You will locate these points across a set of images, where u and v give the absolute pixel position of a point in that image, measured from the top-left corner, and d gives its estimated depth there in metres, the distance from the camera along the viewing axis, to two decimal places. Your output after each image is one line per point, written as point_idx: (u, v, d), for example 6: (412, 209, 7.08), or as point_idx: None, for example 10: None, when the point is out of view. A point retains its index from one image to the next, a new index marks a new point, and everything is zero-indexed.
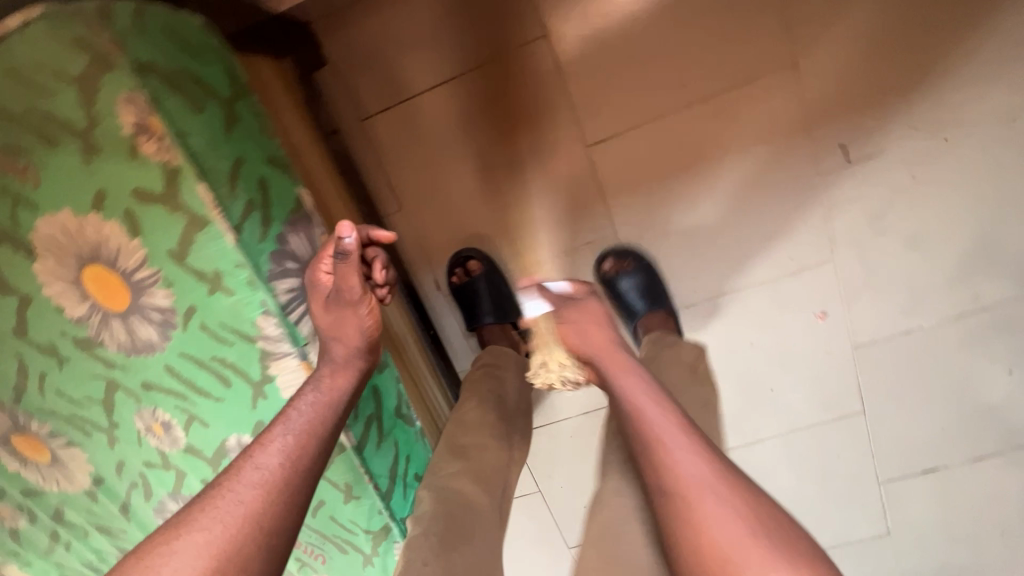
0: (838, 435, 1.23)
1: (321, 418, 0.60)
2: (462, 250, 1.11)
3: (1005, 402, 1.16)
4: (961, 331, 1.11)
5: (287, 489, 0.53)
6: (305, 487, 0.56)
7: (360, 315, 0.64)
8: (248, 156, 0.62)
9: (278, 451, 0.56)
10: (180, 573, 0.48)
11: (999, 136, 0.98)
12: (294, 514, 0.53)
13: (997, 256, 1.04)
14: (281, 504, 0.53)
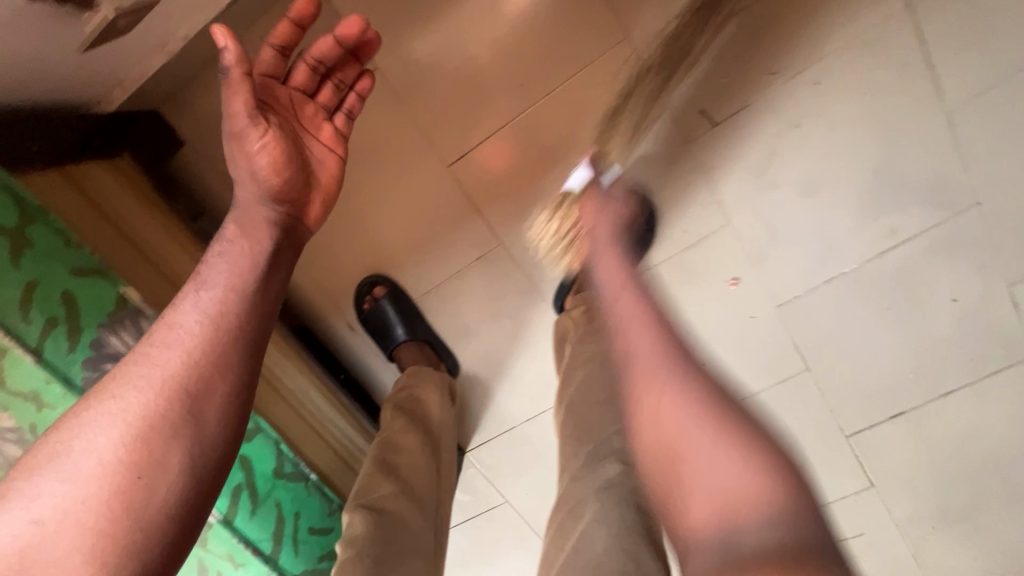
0: (789, 397, 1.18)
1: (237, 273, 0.67)
2: (368, 277, 1.13)
3: (959, 333, 1.08)
4: (887, 268, 1.04)
5: (207, 341, 0.61)
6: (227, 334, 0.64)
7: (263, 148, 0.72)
8: (44, 277, 0.71)
9: (197, 307, 0.64)
10: (116, 407, 0.57)
11: (870, 64, 0.91)
12: (219, 359, 0.62)
13: (899, 183, 0.98)
14: (205, 349, 0.62)
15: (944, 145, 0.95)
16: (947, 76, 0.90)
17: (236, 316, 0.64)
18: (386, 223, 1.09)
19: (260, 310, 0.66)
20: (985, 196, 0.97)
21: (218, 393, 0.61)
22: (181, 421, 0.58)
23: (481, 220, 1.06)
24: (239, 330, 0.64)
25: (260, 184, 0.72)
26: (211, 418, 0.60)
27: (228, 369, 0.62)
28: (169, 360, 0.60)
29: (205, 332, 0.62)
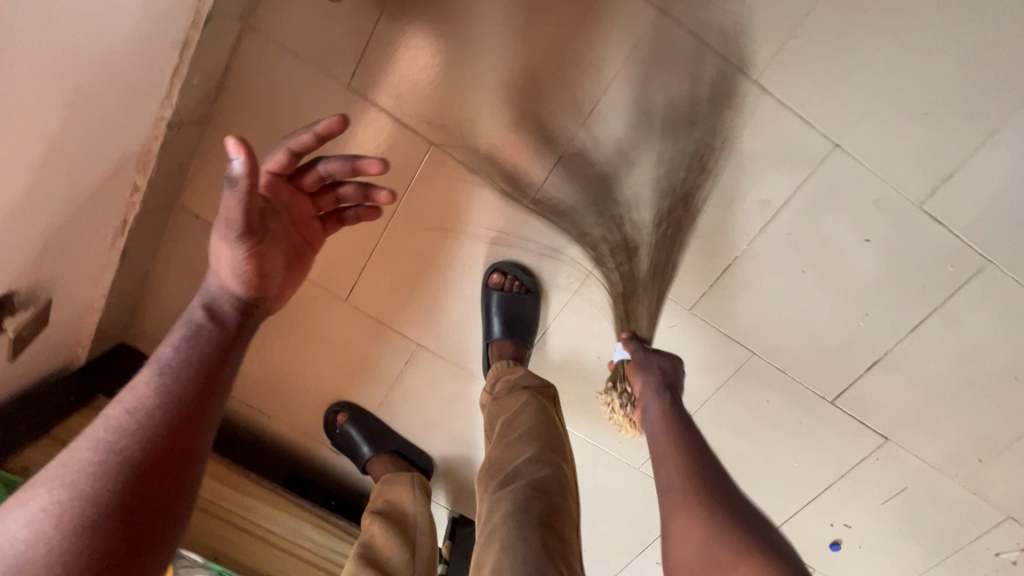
0: (749, 386, 1.15)
1: (199, 354, 0.52)
2: (331, 406, 1.25)
3: (889, 264, 1.01)
4: (779, 236, 1.01)
5: (148, 445, 0.45)
6: (179, 438, 0.47)
7: (235, 255, 0.60)
8: None
9: (149, 393, 0.48)
10: (37, 520, 0.40)
11: (653, 72, 0.92)
12: (156, 479, 0.44)
13: (748, 157, 0.96)
14: (149, 455, 0.45)
15: (771, 108, 0.93)
16: (736, 49, 0.90)
17: (202, 407, 0.49)
18: (320, 364, 1.21)
19: (219, 395, 0.51)
20: (841, 135, 0.94)
21: (150, 513, 0.43)
22: (121, 534, 0.41)
23: (394, 331, 1.16)
24: (190, 424, 0.48)
25: (235, 280, 0.60)
26: (161, 531, 0.44)
27: (187, 469, 0.47)
28: (119, 447, 0.44)
29: (170, 420, 0.47)
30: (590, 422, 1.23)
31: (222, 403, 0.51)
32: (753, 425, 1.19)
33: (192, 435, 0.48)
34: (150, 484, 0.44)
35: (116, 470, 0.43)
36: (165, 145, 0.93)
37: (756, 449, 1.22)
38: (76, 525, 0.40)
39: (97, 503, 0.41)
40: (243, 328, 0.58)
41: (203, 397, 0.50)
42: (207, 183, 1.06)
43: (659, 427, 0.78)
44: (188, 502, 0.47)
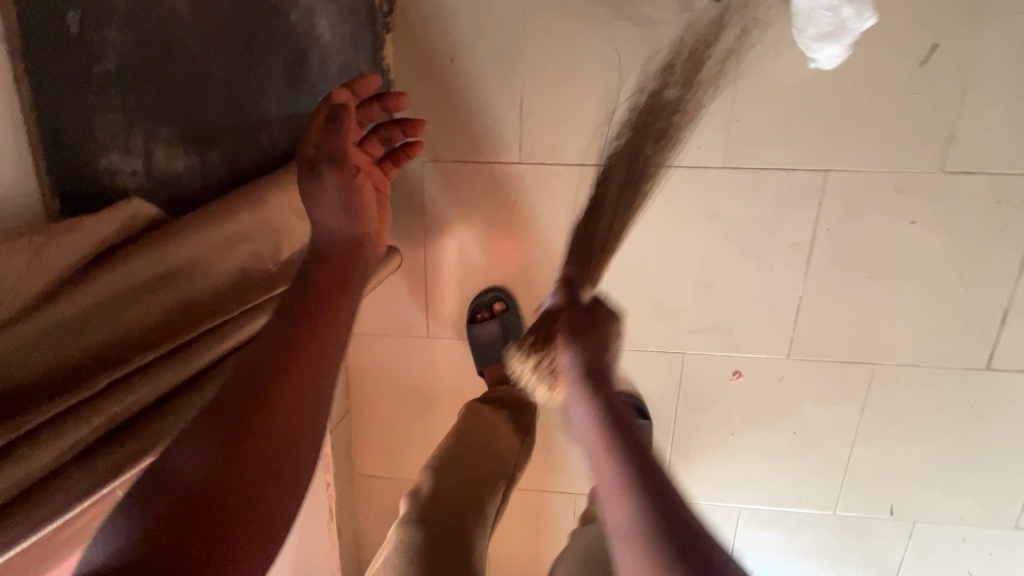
0: (892, 392, 1.13)
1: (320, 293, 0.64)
2: (488, 292, 1.17)
3: (952, 230, 1.01)
4: (828, 262, 1.06)
5: (286, 362, 0.58)
6: (307, 359, 0.59)
7: (339, 181, 0.70)
8: None
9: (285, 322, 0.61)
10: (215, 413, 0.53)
11: (638, 207, 1.08)
12: (291, 392, 0.57)
13: (756, 221, 1.05)
14: (290, 371, 0.57)
15: (749, 176, 1.03)
16: (693, 154, 1.03)
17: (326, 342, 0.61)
18: (508, 547, 1.36)
19: (331, 353, 0.61)
20: (825, 162, 1.01)
21: (283, 428, 0.55)
22: (262, 460, 0.52)
23: (551, 495, 1.30)
24: (315, 352, 0.60)
25: (335, 221, 0.71)
26: (293, 467, 0.55)
27: (304, 420, 0.57)
28: (269, 365, 0.57)
29: (301, 348, 0.59)
30: (763, 493, 1.24)
31: (338, 334, 0.63)
32: (924, 423, 1.14)
33: (315, 361, 0.60)
34: (279, 421, 0.55)
35: (268, 380, 0.56)
36: (332, 444, 1.23)
37: (943, 443, 1.15)
38: (230, 446, 0.52)
39: (248, 419, 0.53)
40: (348, 255, 0.70)
41: (325, 329, 0.62)
42: (367, 451, 1.32)
43: (604, 484, 0.57)
44: (314, 421, 0.58)
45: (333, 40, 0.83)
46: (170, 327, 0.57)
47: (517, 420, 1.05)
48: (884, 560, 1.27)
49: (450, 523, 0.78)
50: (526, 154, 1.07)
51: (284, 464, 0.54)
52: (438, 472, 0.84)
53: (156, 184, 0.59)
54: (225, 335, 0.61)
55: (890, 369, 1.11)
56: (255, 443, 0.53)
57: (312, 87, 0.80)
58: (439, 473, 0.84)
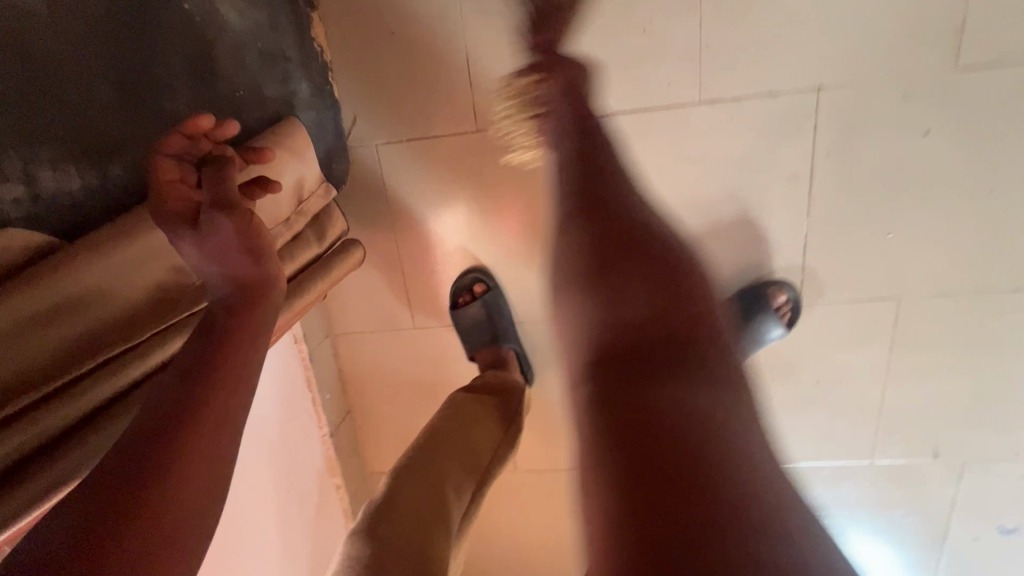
0: (921, 325, 1.02)
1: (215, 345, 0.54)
2: (468, 271, 1.10)
3: (974, 136, 0.88)
4: (833, 193, 0.94)
5: (181, 426, 0.48)
6: (207, 421, 0.50)
7: (229, 232, 0.57)
8: None
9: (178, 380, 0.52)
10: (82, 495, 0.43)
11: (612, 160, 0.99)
12: (182, 462, 0.47)
13: (746, 157, 0.94)
14: (186, 436, 0.48)
15: (732, 108, 0.92)
16: (665, 93, 0.93)
17: (227, 400, 0.52)
18: (529, 526, 1.33)
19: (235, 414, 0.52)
20: (817, 78, 0.89)
21: (170, 505, 0.45)
22: (158, 523, 0.44)
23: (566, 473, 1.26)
24: (215, 412, 0.51)
25: (229, 271, 0.59)
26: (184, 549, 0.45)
27: (202, 499, 0.47)
28: (154, 430, 0.47)
29: (198, 408, 0.50)
30: (789, 448, 1.16)
31: (239, 393, 0.53)
32: (963, 356, 1.03)
33: (215, 421, 0.50)
34: (181, 474, 0.46)
35: (154, 449, 0.46)
36: (335, 446, 1.21)
37: (987, 376, 1.04)
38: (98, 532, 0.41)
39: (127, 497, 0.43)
40: (245, 307, 0.58)
41: (228, 385, 0.53)
42: (374, 449, 1.30)
43: (566, 304, 0.70)
44: (207, 496, 0.48)
45: (242, 26, 0.76)
46: (70, 359, 0.53)
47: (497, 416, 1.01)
48: (933, 507, 1.17)
49: (405, 534, 0.77)
50: (483, 121, 1.00)
51: (187, 523, 0.46)
52: (400, 476, 0.84)
53: (42, 203, 0.54)
54: (130, 367, 0.57)
55: (916, 301, 1.00)
56: (133, 530, 0.42)
57: (223, 81, 0.74)
58: (402, 478, 0.84)
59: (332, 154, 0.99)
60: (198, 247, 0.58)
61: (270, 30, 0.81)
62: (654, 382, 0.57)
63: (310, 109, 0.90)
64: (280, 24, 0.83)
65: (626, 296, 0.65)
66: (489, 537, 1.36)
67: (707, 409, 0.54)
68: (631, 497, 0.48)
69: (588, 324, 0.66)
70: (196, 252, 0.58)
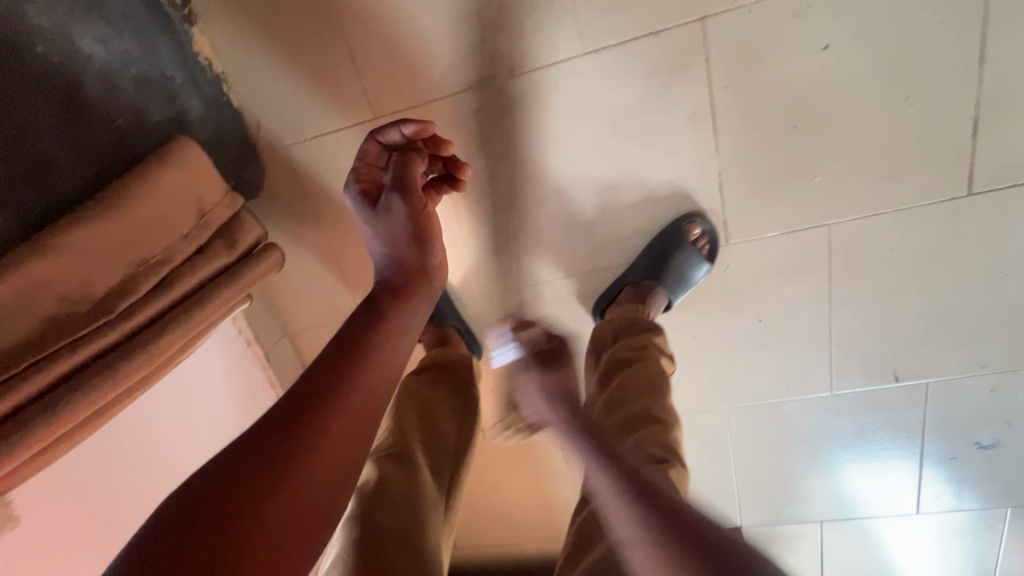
0: (857, 248, 0.98)
1: (328, 370, 0.62)
2: None
3: (877, 42, 0.83)
4: (739, 125, 0.90)
5: (301, 441, 0.55)
6: (321, 442, 0.56)
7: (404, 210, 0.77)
8: None
9: (300, 394, 0.59)
10: (212, 485, 0.51)
11: (510, 126, 0.97)
12: (305, 477, 0.53)
13: (643, 102, 0.91)
14: (304, 449, 0.55)
15: (618, 54, 0.89)
16: (548, 49, 0.90)
17: (341, 426, 0.58)
18: (511, 490, 1.39)
19: (335, 427, 0.58)
20: (698, 8, 0.84)
21: (284, 513, 0.51)
22: (274, 526, 0.50)
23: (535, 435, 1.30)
24: (329, 435, 0.57)
25: (396, 248, 0.78)
26: (298, 546, 0.51)
27: (311, 505, 0.53)
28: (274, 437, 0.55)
29: (318, 425, 0.57)
30: (746, 389, 1.15)
31: (344, 416, 0.59)
32: (908, 274, 0.99)
33: (327, 441, 0.56)
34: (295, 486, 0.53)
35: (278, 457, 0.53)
36: None
37: (939, 291, 1.00)
38: (223, 515, 0.49)
39: (243, 492, 0.50)
40: (402, 282, 0.76)
41: (342, 409, 0.59)
42: None
43: (620, 519, 0.61)
44: (319, 510, 0.53)
45: (109, 57, 0.79)
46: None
47: (452, 384, 1.04)
48: (905, 428, 1.15)
49: (401, 519, 0.75)
50: (377, 106, 0.98)
51: (304, 534, 0.52)
52: (380, 462, 0.82)
53: None
54: (51, 367, 0.62)
55: (846, 223, 0.96)
56: (256, 522, 0.49)
57: (98, 112, 0.78)
58: (386, 464, 0.81)
59: (240, 162, 1.01)
60: (375, 223, 0.79)
61: (143, 52, 0.84)
62: None
63: (205, 125, 0.94)
64: (154, 47, 0.86)
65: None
66: (477, 503, 1.42)
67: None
68: None
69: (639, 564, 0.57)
70: (376, 227, 0.79)
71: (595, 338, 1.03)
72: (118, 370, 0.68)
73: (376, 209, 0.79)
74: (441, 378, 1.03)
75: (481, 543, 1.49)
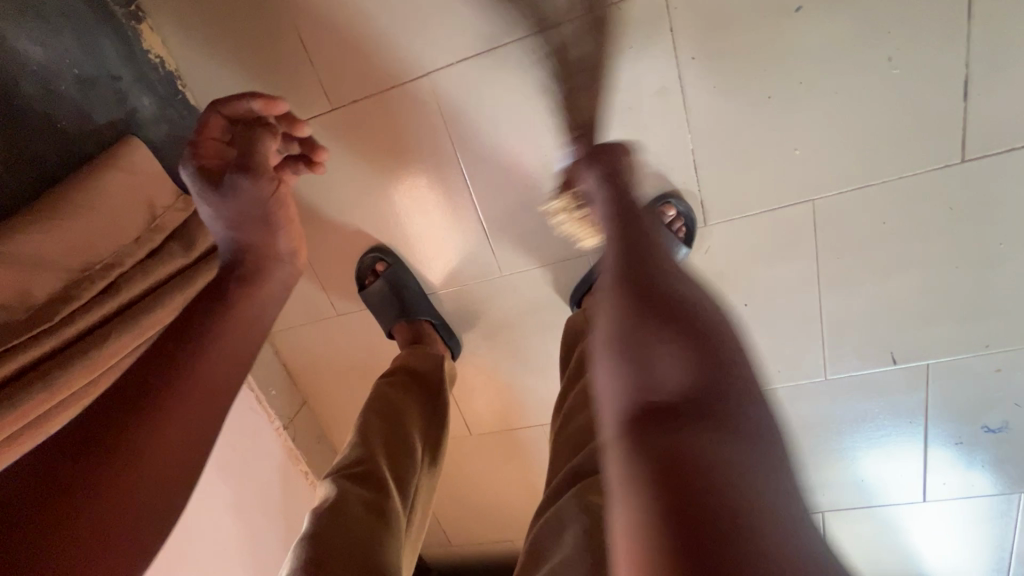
0: (844, 225, 0.92)
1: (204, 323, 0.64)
2: (366, 254, 1.09)
3: (853, 1, 0.77)
4: (709, 99, 0.85)
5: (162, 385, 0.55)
6: (183, 387, 0.56)
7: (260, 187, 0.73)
8: None
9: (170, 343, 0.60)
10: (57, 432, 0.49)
11: (471, 110, 0.93)
12: (161, 421, 0.53)
13: (606, 78, 0.87)
14: (164, 392, 0.55)
15: (577, 28, 0.84)
16: (503, 28, 0.86)
17: (208, 375, 0.59)
18: (501, 485, 1.36)
19: (202, 375, 0.59)
20: None
21: (139, 459, 0.49)
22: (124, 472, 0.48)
23: (521, 430, 1.27)
24: (191, 382, 0.57)
25: (226, 223, 0.75)
26: (153, 493, 0.50)
27: (166, 452, 0.52)
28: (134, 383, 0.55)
29: (181, 369, 0.57)
30: None
31: (210, 366, 0.60)
32: (899, 250, 0.93)
33: (189, 387, 0.57)
34: (152, 429, 0.52)
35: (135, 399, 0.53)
36: (293, 437, 1.27)
37: (933, 267, 0.94)
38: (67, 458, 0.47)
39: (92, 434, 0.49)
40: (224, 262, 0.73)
41: (208, 359, 0.60)
42: (339, 434, 1.36)
43: (606, 371, 0.49)
44: (177, 458, 0.53)
45: (48, 57, 0.77)
46: None
47: (421, 390, 1.01)
48: (906, 413, 1.09)
49: (356, 534, 0.70)
50: (333, 97, 0.94)
51: (141, 496, 0.49)
52: (337, 479, 0.77)
53: None
54: None
55: (830, 198, 0.90)
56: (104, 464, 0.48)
57: (40, 116, 0.76)
58: (342, 479, 0.77)
59: None
60: (218, 204, 0.74)
61: (87, 53, 0.82)
62: (712, 425, 0.40)
63: (159, 124, 0.92)
64: (99, 45, 0.83)
65: (662, 363, 0.46)
66: (468, 500, 1.40)
67: (742, 462, 0.37)
68: (670, 508, 0.35)
69: (621, 379, 0.47)
70: (222, 209, 0.74)
71: (568, 334, 0.99)
72: (56, 381, 0.66)
73: (216, 191, 0.73)
74: (409, 385, 1.00)
75: (475, 540, 1.47)
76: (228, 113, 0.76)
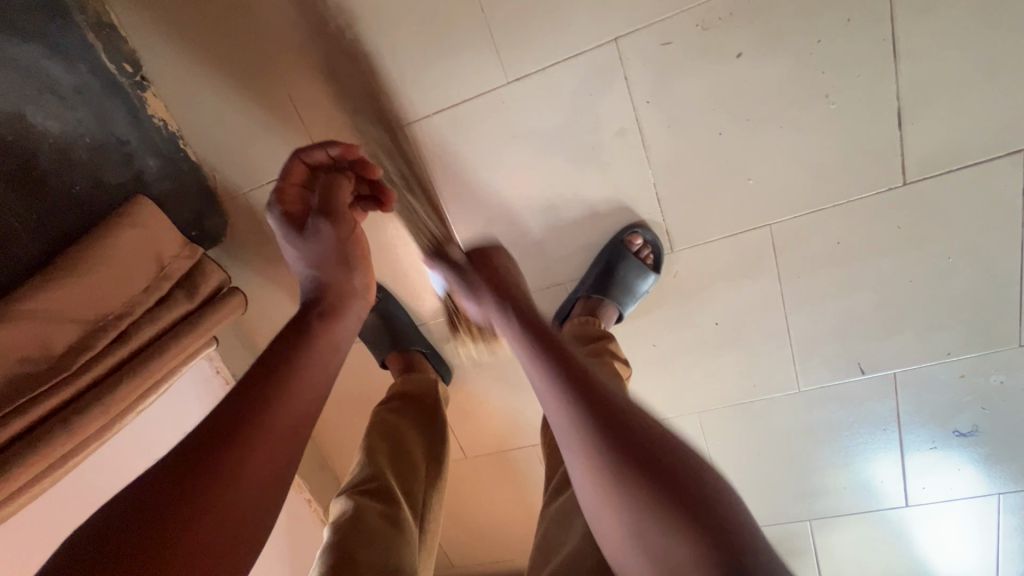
0: (802, 246, 0.98)
1: (284, 364, 0.68)
2: None
3: (788, 46, 0.84)
4: (666, 137, 0.93)
5: (250, 431, 0.60)
6: (271, 432, 0.61)
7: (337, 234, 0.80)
8: None
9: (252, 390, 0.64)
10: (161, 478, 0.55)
11: (449, 154, 1.00)
12: (253, 464, 0.58)
13: (570, 123, 0.94)
14: (255, 440, 0.60)
15: (541, 79, 0.92)
16: (474, 81, 0.94)
17: (286, 417, 0.64)
18: (498, 505, 1.40)
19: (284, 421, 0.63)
20: (610, 31, 0.87)
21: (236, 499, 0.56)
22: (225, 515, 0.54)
23: (513, 450, 1.32)
24: (274, 427, 0.62)
25: (308, 263, 0.82)
26: (250, 525, 0.56)
27: (258, 496, 0.58)
28: (225, 431, 0.59)
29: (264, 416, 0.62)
30: (712, 391, 1.16)
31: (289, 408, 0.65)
32: (856, 267, 0.99)
33: (275, 429, 0.62)
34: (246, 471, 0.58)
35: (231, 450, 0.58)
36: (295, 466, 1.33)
37: (889, 281, 0.99)
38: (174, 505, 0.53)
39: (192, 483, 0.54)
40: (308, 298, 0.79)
41: (291, 404, 0.65)
42: (340, 460, 1.42)
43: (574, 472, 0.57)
44: (267, 493, 0.59)
45: (64, 130, 0.86)
46: None
47: (420, 410, 1.06)
48: (880, 421, 1.13)
49: (375, 544, 0.74)
50: None
51: (238, 533, 0.55)
52: (351, 496, 0.82)
53: None
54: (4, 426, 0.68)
55: (785, 222, 0.97)
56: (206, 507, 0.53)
57: (56, 183, 0.85)
58: (356, 495, 0.82)
59: (202, 213, 1.07)
60: (302, 245, 0.81)
61: (99, 123, 0.90)
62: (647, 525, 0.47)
63: (164, 181, 1.00)
64: (109, 115, 0.92)
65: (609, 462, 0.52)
66: (467, 520, 1.44)
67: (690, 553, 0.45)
68: None
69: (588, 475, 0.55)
70: (305, 250, 0.81)
71: None
72: (72, 425, 0.73)
73: (302, 233, 0.81)
74: (409, 406, 1.06)
75: (476, 560, 1.50)
76: (310, 160, 0.84)
